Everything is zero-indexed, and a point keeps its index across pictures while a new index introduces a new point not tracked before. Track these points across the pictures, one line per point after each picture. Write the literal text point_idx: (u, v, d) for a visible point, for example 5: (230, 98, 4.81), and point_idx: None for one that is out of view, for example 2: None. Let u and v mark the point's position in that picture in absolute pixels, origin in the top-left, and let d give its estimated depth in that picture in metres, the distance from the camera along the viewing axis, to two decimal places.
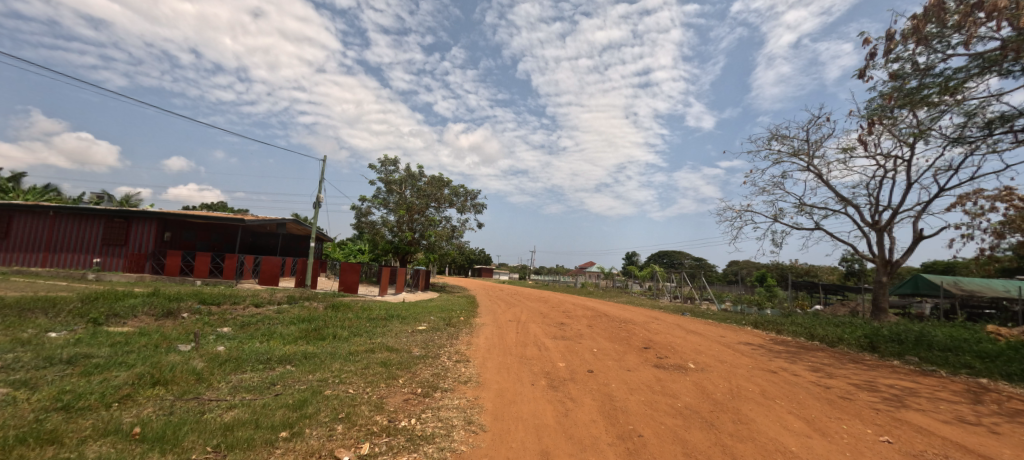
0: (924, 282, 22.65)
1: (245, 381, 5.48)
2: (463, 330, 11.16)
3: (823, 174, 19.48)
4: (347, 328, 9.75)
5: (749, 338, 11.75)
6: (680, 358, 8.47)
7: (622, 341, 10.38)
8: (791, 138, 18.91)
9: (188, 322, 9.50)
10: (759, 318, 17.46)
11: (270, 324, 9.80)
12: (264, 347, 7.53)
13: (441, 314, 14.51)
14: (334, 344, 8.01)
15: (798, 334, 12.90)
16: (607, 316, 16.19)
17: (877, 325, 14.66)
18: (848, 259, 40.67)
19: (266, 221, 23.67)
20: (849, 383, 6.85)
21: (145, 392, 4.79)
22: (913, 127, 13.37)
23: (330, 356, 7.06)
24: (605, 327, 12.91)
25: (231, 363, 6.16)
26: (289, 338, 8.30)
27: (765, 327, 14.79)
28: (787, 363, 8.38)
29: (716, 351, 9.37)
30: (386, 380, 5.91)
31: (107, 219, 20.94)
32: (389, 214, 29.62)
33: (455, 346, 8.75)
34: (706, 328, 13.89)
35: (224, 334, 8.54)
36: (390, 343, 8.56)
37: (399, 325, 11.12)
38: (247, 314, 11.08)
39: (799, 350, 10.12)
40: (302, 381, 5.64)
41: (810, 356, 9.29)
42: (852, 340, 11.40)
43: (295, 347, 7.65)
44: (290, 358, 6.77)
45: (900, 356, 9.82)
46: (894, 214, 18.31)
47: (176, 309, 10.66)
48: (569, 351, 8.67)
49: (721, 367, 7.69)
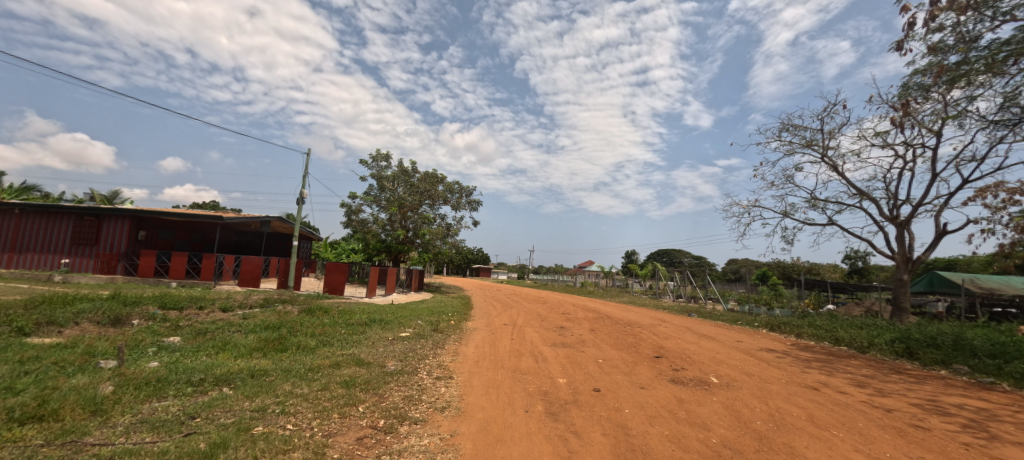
0: (941, 280, 21.61)
1: (157, 415, 4.26)
2: (451, 337, 9.95)
3: (838, 166, 18.29)
4: (315, 336, 8.52)
5: (769, 343, 10.58)
6: (700, 371, 7.28)
7: (630, 348, 9.20)
8: (803, 128, 17.68)
9: (132, 332, 8.26)
10: (773, 320, 16.29)
11: (228, 333, 8.57)
12: (205, 363, 6.32)
13: (429, 318, 13.31)
14: (295, 358, 6.82)
15: (821, 338, 11.73)
16: (611, 318, 14.98)
17: (904, 327, 13.54)
18: (854, 256, 39.69)
19: (248, 219, 22.42)
20: (910, 404, 5.69)
21: (5, 435, 3.59)
22: (943, 111, 12.25)
23: (285, 374, 5.87)
24: (609, 331, 11.74)
25: (150, 386, 4.95)
26: (243, 351, 7.09)
27: (783, 329, 13.57)
28: (824, 375, 7.24)
29: (738, 360, 8.23)
30: (343, 409, 4.68)
31: (76, 218, 19.67)
32: (381, 212, 28.34)
33: (438, 358, 7.53)
34: (719, 331, 12.75)
35: (167, 347, 7.33)
36: (363, 355, 7.35)
37: (379, 332, 9.89)
38: (207, 321, 9.83)
39: (830, 358, 8.95)
40: (232, 412, 4.42)
41: (845, 366, 8.12)
42: (884, 346, 10.25)
43: (245, 362, 6.42)
44: (230, 377, 5.55)
45: (945, 364, 8.65)
46: (914, 208, 17.18)
47: (126, 315, 9.42)
48: (570, 363, 7.47)
49: (750, 383, 6.53)
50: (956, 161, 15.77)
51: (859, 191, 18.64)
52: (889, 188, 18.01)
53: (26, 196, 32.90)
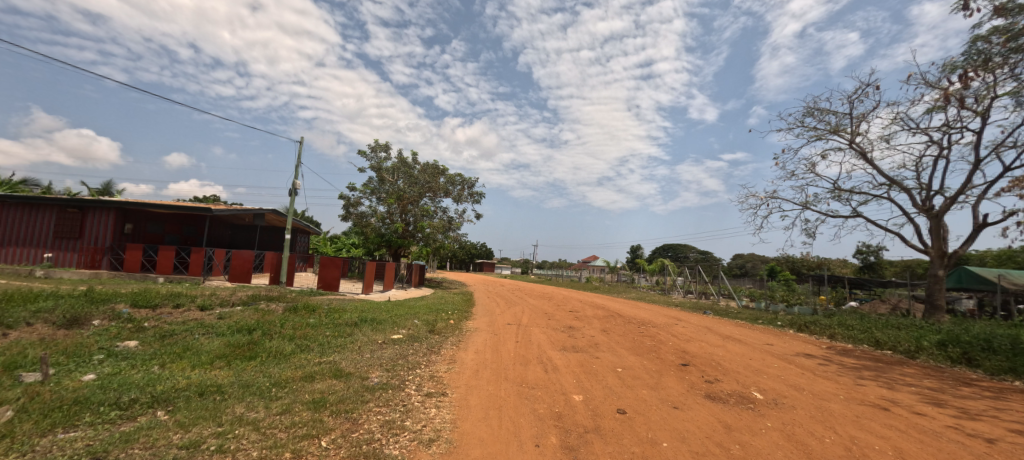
0: (970, 276, 20.68)
1: (51, 454, 3.24)
2: (449, 339, 8.92)
3: (866, 153, 16.98)
4: (293, 340, 7.49)
5: (804, 347, 9.46)
6: (739, 383, 6.18)
7: (651, 353, 8.10)
8: (829, 112, 16.40)
9: (85, 335, 7.26)
10: (798, 318, 15.07)
11: (194, 336, 7.52)
12: (153, 375, 5.30)
13: (426, 317, 12.25)
14: (261, 368, 5.79)
15: (858, 341, 10.60)
16: (623, 317, 13.93)
17: (946, 328, 12.37)
18: (865, 250, 38.80)
19: (240, 211, 21.50)
20: (1011, 431, 4.60)
21: None
22: (994, 87, 11.05)
23: (242, 391, 4.84)
24: (623, 333, 10.62)
25: (60, 412, 3.92)
26: (203, 359, 6.06)
27: (812, 330, 12.38)
28: (886, 389, 6.15)
29: (778, 369, 7.14)
30: (299, 444, 3.61)
31: (59, 210, 18.75)
32: (380, 204, 27.29)
33: (432, 368, 6.47)
34: (742, 332, 11.66)
35: (118, 355, 6.28)
36: (344, 364, 6.29)
37: (368, 333, 8.86)
38: (177, 321, 8.83)
39: (880, 365, 7.83)
40: (151, 451, 3.37)
41: (904, 377, 7.00)
42: (935, 350, 9.09)
43: (199, 375, 5.39)
44: (172, 396, 4.54)
45: (1017, 373, 7.48)
46: (950, 199, 15.82)
47: (85, 315, 8.40)
48: (585, 373, 6.42)
49: (804, 399, 5.45)
50: (997, 148, 14.49)
51: (888, 180, 17.33)
52: (921, 178, 16.72)
53: (16, 189, 31.79)
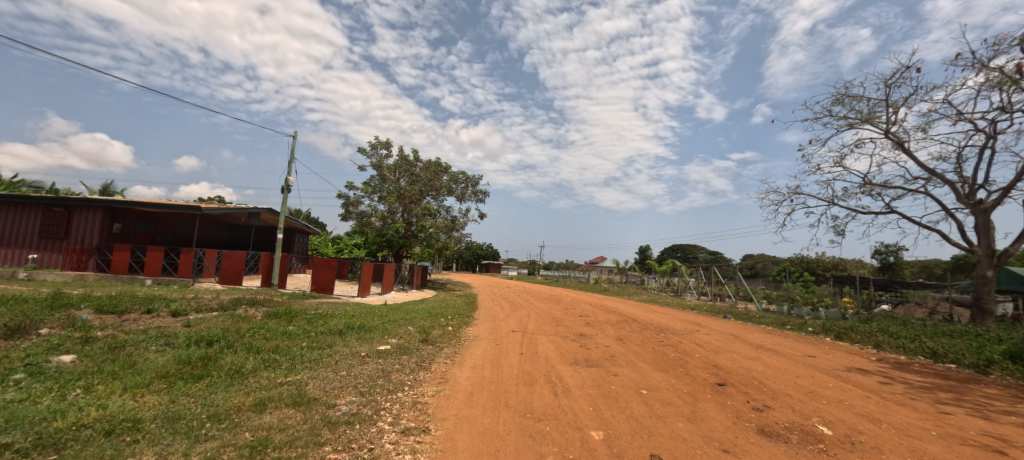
0: (1011, 277, 19.12)
1: None
2: (444, 351, 7.80)
3: (902, 143, 15.59)
4: (259, 355, 6.40)
5: (851, 360, 8.21)
6: (795, 411, 4.98)
7: (678, 369, 6.88)
8: (862, 99, 15.06)
9: (16, 348, 6.19)
10: (830, 324, 13.72)
11: (144, 349, 6.45)
12: (60, 404, 4.21)
13: (423, 323, 11.10)
14: (204, 393, 4.70)
15: (910, 352, 9.31)
16: (637, 322, 12.74)
17: (1007, 335, 10.98)
18: (883, 250, 37.49)
19: (233, 210, 20.58)
20: None
21: None
22: None
23: (164, 430, 3.75)
24: (641, 342, 9.44)
25: None
26: (138, 380, 4.99)
27: (852, 338, 11.10)
28: (984, 421, 4.88)
29: (836, 391, 5.89)
30: None
31: (44, 209, 17.94)
32: (381, 203, 26.25)
33: (418, 391, 5.34)
34: (774, 340, 10.43)
35: (36, 374, 5.19)
36: (309, 387, 5.18)
37: (351, 344, 7.75)
38: (137, 329, 7.79)
39: (956, 386, 6.54)
40: None
41: (995, 403, 5.71)
42: (1013, 366, 7.72)
43: (121, 403, 4.31)
44: (65, 438, 3.45)
45: None
46: (1002, 193, 14.27)
47: (30, 324, 7.36)
48: (603, 397, 5.25)
49: (888, 438, 4.23)
50: None
51: (926, 172, 15.90)
52: (963, 171, 15.28)
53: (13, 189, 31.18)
